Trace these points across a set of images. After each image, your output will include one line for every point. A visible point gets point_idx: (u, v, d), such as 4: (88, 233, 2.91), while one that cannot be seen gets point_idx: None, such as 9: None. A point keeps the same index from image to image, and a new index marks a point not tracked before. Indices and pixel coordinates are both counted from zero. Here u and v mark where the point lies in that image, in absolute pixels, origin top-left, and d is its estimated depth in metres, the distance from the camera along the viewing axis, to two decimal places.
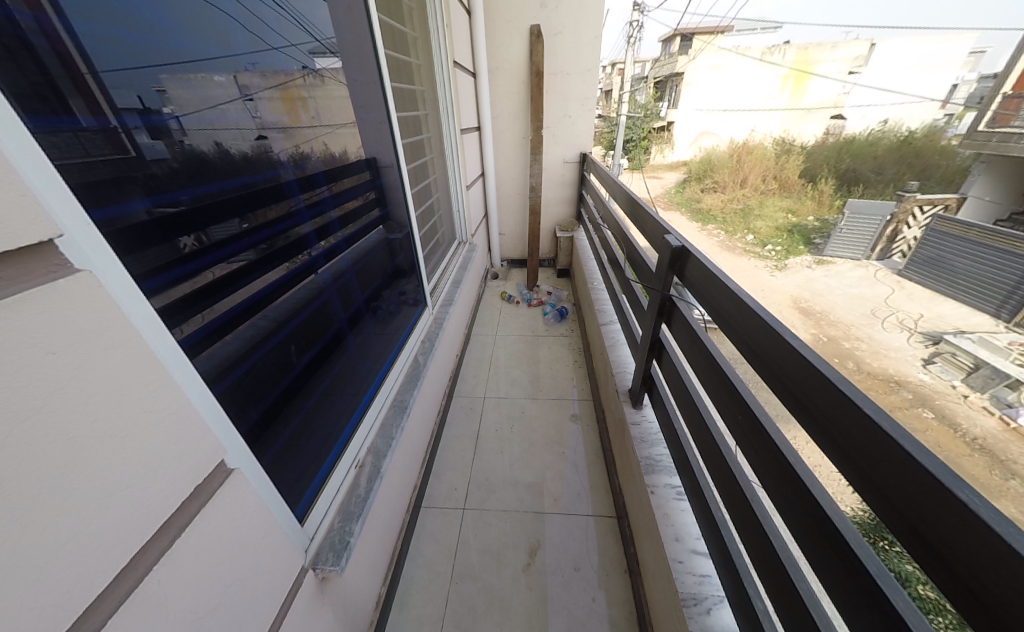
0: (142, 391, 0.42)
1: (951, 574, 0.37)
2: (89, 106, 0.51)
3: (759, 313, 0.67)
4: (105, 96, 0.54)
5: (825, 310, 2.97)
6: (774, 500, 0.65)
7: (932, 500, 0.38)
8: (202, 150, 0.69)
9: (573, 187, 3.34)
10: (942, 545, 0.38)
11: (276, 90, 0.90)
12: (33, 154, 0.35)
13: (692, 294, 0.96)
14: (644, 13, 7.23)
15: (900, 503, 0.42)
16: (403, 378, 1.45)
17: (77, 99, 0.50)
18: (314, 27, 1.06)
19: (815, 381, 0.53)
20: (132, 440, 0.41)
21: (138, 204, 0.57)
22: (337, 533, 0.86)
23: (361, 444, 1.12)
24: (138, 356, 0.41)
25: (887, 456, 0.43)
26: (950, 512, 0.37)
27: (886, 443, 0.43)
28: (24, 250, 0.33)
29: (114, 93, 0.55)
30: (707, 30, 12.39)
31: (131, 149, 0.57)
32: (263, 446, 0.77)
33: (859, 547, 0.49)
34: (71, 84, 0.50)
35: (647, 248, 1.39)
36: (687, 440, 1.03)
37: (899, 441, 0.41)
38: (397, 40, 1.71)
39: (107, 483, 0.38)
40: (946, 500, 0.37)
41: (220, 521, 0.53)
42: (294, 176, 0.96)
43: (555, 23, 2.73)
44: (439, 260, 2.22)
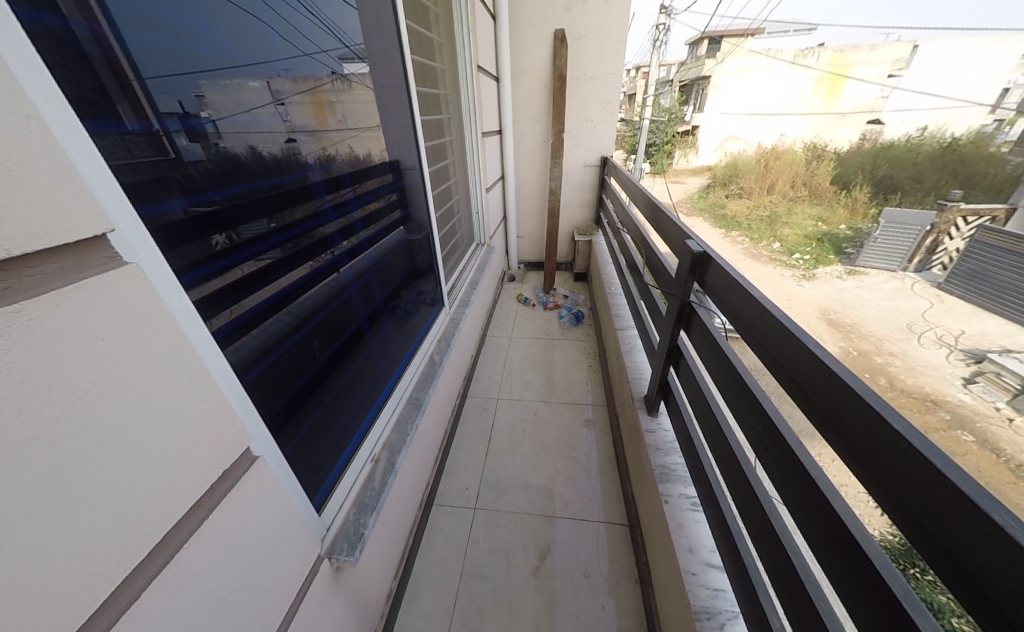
0: (179, 379, 0.44)
1: (986, 603, 0.35)
2: (135, 111, 0.55)
3: (784, 322, 0.65)
4: (149, 101, 0.57)
5: (856, 322, 2.84)
6: (796, 515, 0.62)
7: (968, 524, 0.36)
8: (236, 151, 0.73)
9: (593, 191, 3.32)
10: (977, 572, 0.36)
11: (307, 95, 0.94)
12: (89, 154, 0.37)
13: (713, 301, 0.94)
14: (670, 16, 7.13)
15: (932, 525, 0.40)
16: (419, 376, 1.47)
17: (125, 104, 0.54)
18: (343, 33, 1.10)
19: (841, 394, 0.51)
20: (168, 425, 0.43)
21: (177, 202, 0.60)
22: (352, 525, 0.88)
23: (377, 438, 1.14)
24: (176, 345, 0.43)
25: (919, 474, 0.41)
26: (986, 538, 0.35)
27: (917, 461, 0.41)
28: (82, 243, 0.36)
29: (156, 99, 0.58)
30: (737, 33, 12.07)
31: (171, 151, 0.60)
32: (285, 436, 0.80)
33: (885, 569, 0.47)
34: (120, 90, 0.53)
35: (667, 253, 1.36)
36: (704, 450, 1.01)
37: (930, 460, 0.39)
38: (424, 45, 1.75)
39: (145, 463, 0.41)
40: (983, 524, 0.35)
41: (244, 505, 0.56)
42: (321, 177, 1.00)
43: (579, 27, 2.73)
44: (457, 261, 2.25)
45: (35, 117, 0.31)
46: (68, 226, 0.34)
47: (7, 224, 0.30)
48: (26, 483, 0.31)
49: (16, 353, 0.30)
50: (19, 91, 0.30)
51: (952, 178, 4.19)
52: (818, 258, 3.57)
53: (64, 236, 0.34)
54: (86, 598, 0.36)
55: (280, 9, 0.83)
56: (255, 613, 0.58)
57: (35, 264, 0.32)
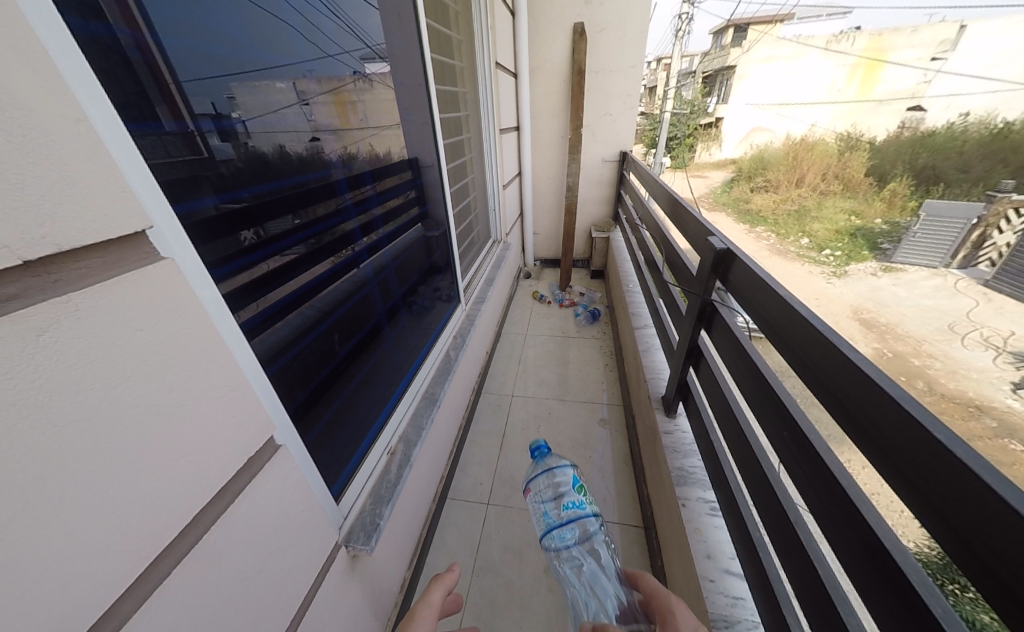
0: (209, 369, 0.46)
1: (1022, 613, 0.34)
2: (172, 112, 0.57)
3: (813, 319, 0.62)
4: (185, 103, 0.60)
5: (891, 324, 2.81)
6: (822, 525, 0.60)
7: (1005, 527, 0.34)
8: (264, 150, 0.75)
9: (611, 187, 3.27)
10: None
11: (330, 95, 0.96)
12: (129, 154, 0.39)
13: (735, 299, 0.90)
14: (695, 5, 6.90)
15: (971, 536, 0.38)
16: (436, 371, 1.48)
17: (163, 107, 0.56)
18: (366, 33, 1.11)
19: (876, 398, 0.48)
20: (200, 410, 0.45)
21: (208, 200, 0.63)
22: (368, 515, 0.89)
23: (394, 431, 1.15)
24: (205, 338, 0.45)
25: (961, 485, 0.38)
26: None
27: (958, 472, 0.38)
28: (123, 239, 0.38)
29: (192, 101, 0.61)
30: (766, 18, 11.51)
31: (204, 150, 0.63)
32: (307, 426, 0.82)
33: (922, 584, 0.44)
34: (159, 93, 0.56)
35: (688, 250, 1.33)
36: (723, 452, 0.98)
37: (978, 472, 0.36)
38: (442, 42, 1.76)
39: (177, 449, 0.43)
40: None
41: (268, 490, 0.58)
42: (344, 175, 1.02)
43: (600, 21, 2.69)
44: (474, 257, 2.26)
45: (86, 120, 0.33)
46: (112, 223, 0.35)
47: (59, 221, 0.32)
48: (72, 460, 0.33)
49: (66, 340, 0.32)
50: (67, 91, 0.31)
51: (1004, 168, 3.88)
52: (850, 253, 3.35)
53: (108, 231, 0.35)
54: (119, 577, 0.37)
55: (304, 10, 0.85)
56: (273, 595, 0.59)
57: (85, 259, 0.34)
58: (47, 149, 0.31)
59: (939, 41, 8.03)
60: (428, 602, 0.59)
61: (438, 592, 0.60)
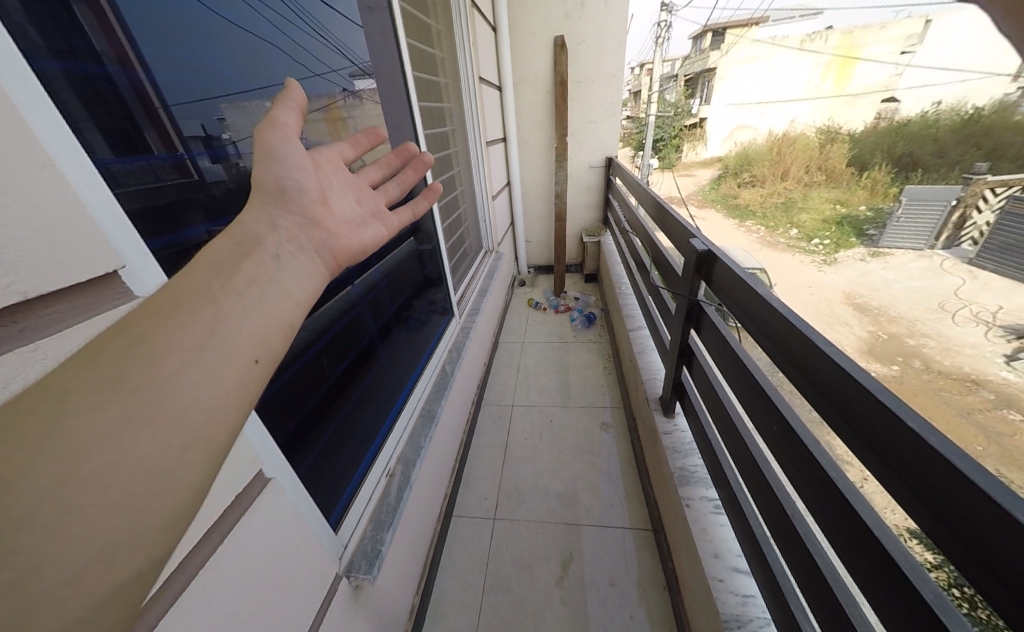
0: None
1: (990, 576, 0.35)
2: (161, 138, 0.59)
3: (792, 318, 0.63)
4: (175, 127, 0.61)
5: (884, 305, 3.26)
6: (819, 520, 0.60)
7: (973, 509, 0.36)
8: (253, 169, 0.77)
9: (599, 192, 3.30)
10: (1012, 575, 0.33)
11: (320, 113, 0.98)
12: (103, 196, 0.39)
13: (720, 299, 0.91)
14: (672, 12, 7.06)
15: (949, 519, 0.38)
16: (432, 387, 1.48)
17: (152, 132, 0.58)
18: (352, 52, 1.14)
19: (853, 391, 0.49)
20: None
21: (199, 226, 0.64)
22: (370, 542, 0.89)
23: (392, 452, 1.16)
24: None
25: (934, 473, 0.39)
26: (992, 521, 0.34)
27: (931, 459, 0.39)
28: (95, 282, 0.38)
29: (182, 124, 0.62)
30: (740, 21, 11.78)
31: (194, 174, 0.64)
32: (300, 457, 0.80)
33: (912, 570, 0.44)
34: (147, 118, 0.57)
35: (671, 249, 1.35)
36: (721, 449, 0.98)
37: (946, 456, 0.38)
38: (425, 60, 1.78)
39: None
40: (1006, 521, 0.33)
41: (258, 526, 0.58)
42: None
43: (579, 32, 2.74)
44: (466, 270, 2.28)
45: (51, 165, 0.34)
46: (80, 268, 0.36)
47: (22, 271, 0.32)
48: None
49: None
50: (33, 140, 0.33)
51: None
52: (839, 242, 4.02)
53: (75, 275, 0.35)
54: None
55: (289, 30, 0.87)
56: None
57: (53, 306, 0.34)
58: (15, 199, 0.31)
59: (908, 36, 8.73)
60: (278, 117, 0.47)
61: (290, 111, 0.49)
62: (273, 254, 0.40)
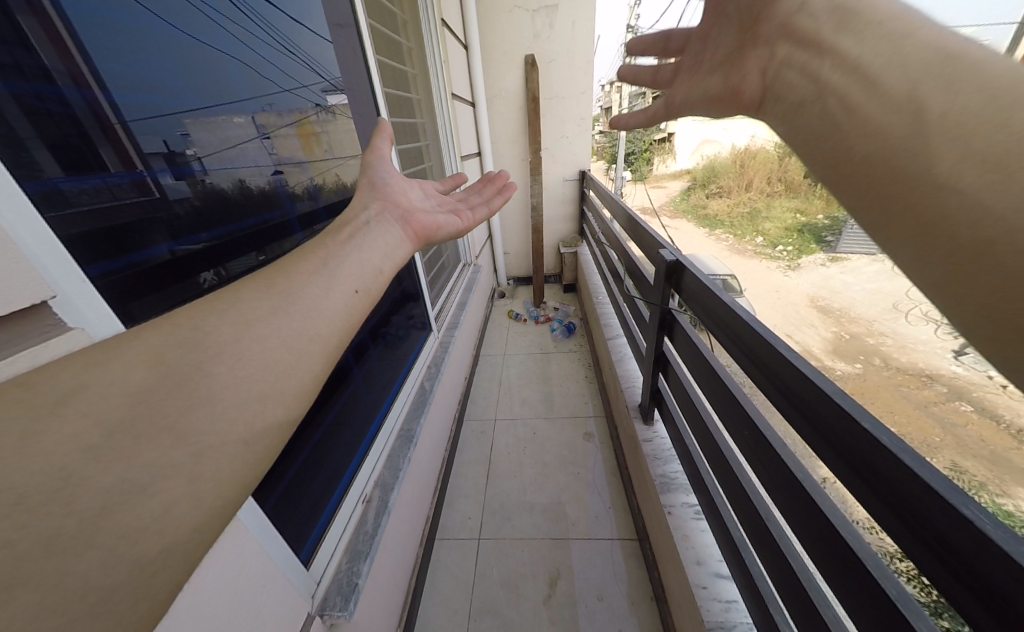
0: None
1: (943, 568, 0.37)
2: (118, 154, 0.56)
3: (756, 326, 0.65)
4: (134, 144, 0.58)
5: (844, 307, 3.60)
6: (792, 524, 0.61)
7: (921, 503, 0.37)
8: (222, 186, 0.74)
9: (574, 204, 3.38)
10: (960, 562, 0.35)
11: (293, 128, 0.98)
12: (32, 222, 0.37)
13: (690, 307, 0.94)
14: (638, 33, 7.39)
15: (908, 514, 0.39)
16: (410, 405, 1.44)
17: (108, 148, 0.54)
18: (322, 68, 1.12)
19: (813, 393, 0.51)
20: None
21: (162, 245, 0.61)
22: (345, 575, 0.87)
23: (367, 478, 1.11)
24: None
25: (889, 472, 0.40)
26: (938, 514, 0.36)
27: (885, 457, 0.41)
28: (19, 313, 0.35)
29: (141, 141, 0.59)
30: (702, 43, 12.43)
31: (156, 192, 0.61)
32: (264, 492, 0.75)
33: (875, 567, 0.46)
34: (103, 134, 0.54)
35: (644, 259, 1.39)
36: (698, 455, 1.00)
37: (900, 455, 0.39)
38: (397, 76, 1.79)
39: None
40: (955, 518, 0.34)
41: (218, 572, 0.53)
42: (296, 214, 0.96)
43: (549, 52, 2.83)
44: (444, 283, 2.26)
45: None
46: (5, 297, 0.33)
47: None
48: None
49: None
50: None
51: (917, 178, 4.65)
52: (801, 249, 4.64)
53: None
54: None
55: (256, 45, 0.85)
56: None
57: None
58: None
59: None
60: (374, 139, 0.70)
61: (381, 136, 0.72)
62: (366, 223, 0.59)
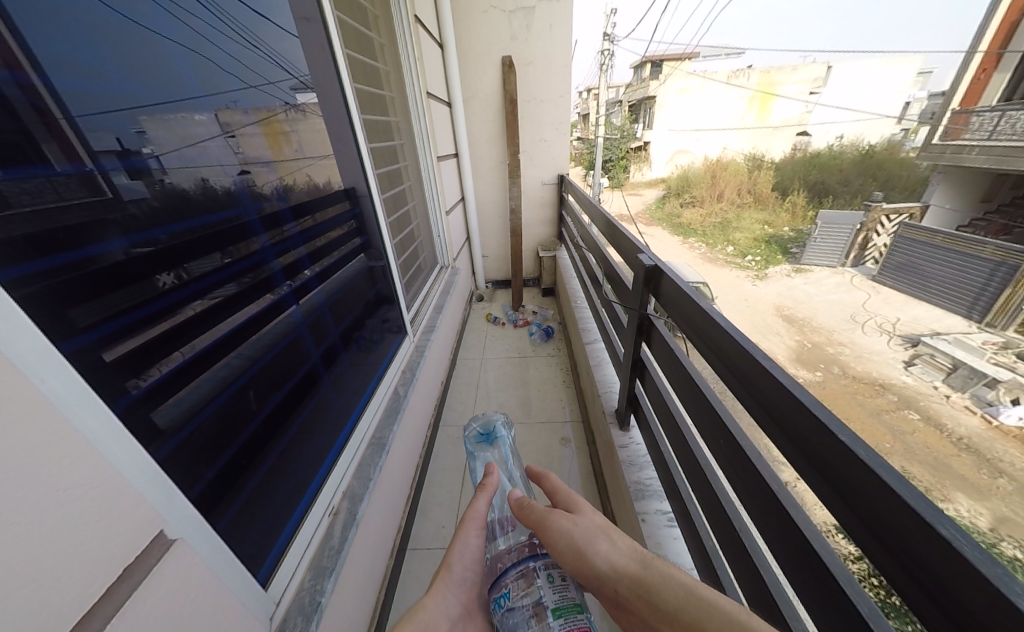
0: (47, 461, 0.39)
1: (916, 588, 0.38)
2: (64, 150, 0.52)
3: (734, 337, 0.66)
4: (82, 140, 0.53)
5: (807, 318, 4.56)
6: (765, 534, 0.62)
7: (897, 519, 0.38)
8: (183, 186, 0.69)
9: (552, 208, 3.40)
10: (937, 585, 0.36)
11: (259, 125, 0.92)
12: None
13: (668, 313, 0.95)
14: (614, 41, 7.56)
15: (881, 532, 0.41)
16: (384, 411, 1.39)
17: (52, 143, 0.50)
18: (290, 64, 1.08)
19: (791, 404, 0.52)
20: (40, 521, 0.37)
21: (115, 243, 0.57)
22: (307, 594, 0.82)
23: (336, 488, 1.06)
24: (39, 427, 0.39)
25: (869, 488, 0.41)
26: (917, 535, 0.37)
27: (864, 472, 0.42)
28: None
29: (90, 137, 0.54)
30: (675, 55, 12.86)
31: (107, 190, 0.57)
32: (220, 509, 0.70)
33: (847, 584, 0.47)
34: (45, 128, 0.50)
35: (623, 265, 1.41)
36: (673, 462, 1.01)
37: (875, 470, 0.40)
38: (369, 74, 1.74)
39: (61, 581, 0.39)
40: (934, 538, 0.35)
41: (161, 596, 0.49)
42: (258, 215, 0.90)
43: (526, 54, 2.84)
44: (421, 285, 2.22)
45: None
46: None
47: None
48: None
49: None
50: None
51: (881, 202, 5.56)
52: (765, 260, 5.92)
53: None
54: None
55: (215, 38, 0.80)
56: None
57: None
58: None
59: (813, 78, 10.65)
60: (474, 511, 0.65)
61: (482, 502, 0.68)
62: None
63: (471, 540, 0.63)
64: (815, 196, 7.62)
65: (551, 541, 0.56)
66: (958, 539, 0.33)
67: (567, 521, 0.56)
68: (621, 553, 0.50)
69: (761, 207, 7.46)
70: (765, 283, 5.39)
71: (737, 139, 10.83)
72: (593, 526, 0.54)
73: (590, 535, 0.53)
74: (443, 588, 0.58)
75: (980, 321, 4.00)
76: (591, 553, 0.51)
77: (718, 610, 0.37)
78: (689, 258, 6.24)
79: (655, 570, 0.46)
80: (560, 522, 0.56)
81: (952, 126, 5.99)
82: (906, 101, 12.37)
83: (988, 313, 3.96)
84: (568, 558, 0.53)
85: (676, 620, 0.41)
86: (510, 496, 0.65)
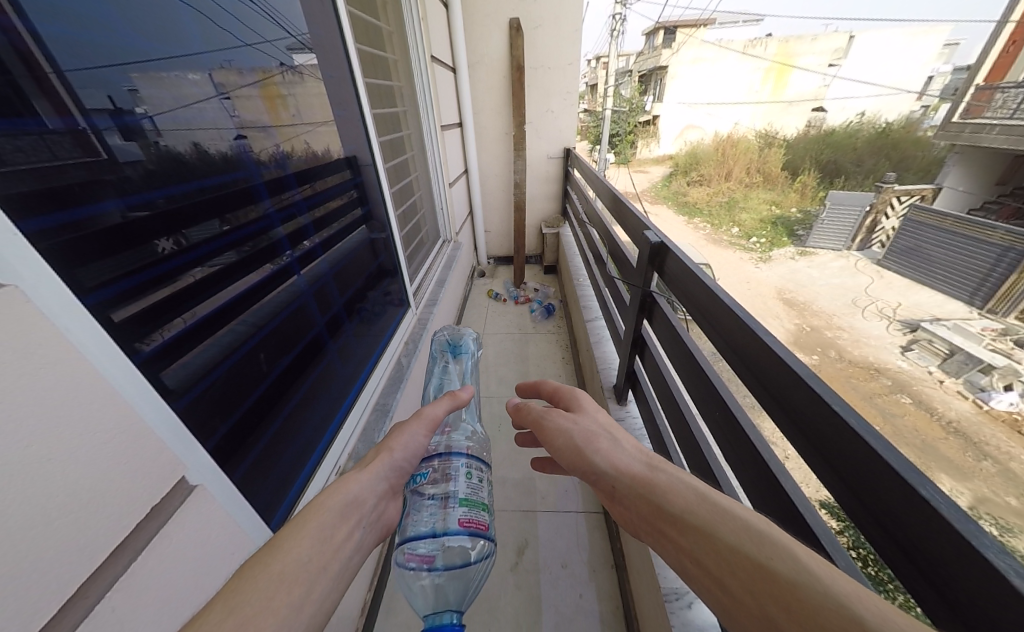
0: (76, 411, 0.40)
1: (908, 563, 0.39)
2: (55, 106, 0.50)
3: (736, 314, 0.66)
4: (71, 97, 0.52)
5: (808, 302, 4.57)
6: (755, 500, 0.66)
7: (884, 485, 0.40)
8: (179, 149, 0.68)
9: (557, 183, 3.33)
10: (918, 548, 0.38)
11: (256, 88, 0.89)
12: None
13: (671, 290, 0.96)
14: (626, 6, 7.18)
15: (865, 496, 0.43)
16: (386, 380, 1.42)
17: (43, 98, 0.49)
18: (290, 22, 1.03)
19: (788, 379, 0.54)
20: (72, 466, 0.39)
21: (111, 204, 0.57)
22: None
23: (341, 450, 1.10)
24: (70, 379, 0.40)
25: (857, 453, 0.43)
26: (902, 500, 0.38)
27: (854, 440, 0.43)
28: None
29: (81, 94, 0.53)
30: (690, 21, 12.21)
31: (101, 151, 0.55)
32: (233, 463, 0.73)
33: (827, 540, 0.50)
34: (35, 83, 0.48)
35: (628, 243, 1.39)
36: (669, 435, 1.05)
37: (866, 439, 0.42)
38: (371, 34, 1.66)
39: (93, 519, 0.41)
40: (915, 501, 0.37)
41: (183, 538, 0.53)
42: (261, 179, 0.89)
43: (534, 17, 2.70)
44: (423, 259, 2.21)
45: None
46: None
47: None
48: None
49: None
50: None
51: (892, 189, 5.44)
52: (770, 242, 5.86)
53: None
54: None
55: None
56: None
57: None
58: None
59: (834, 49, 10.18)
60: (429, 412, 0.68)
61: (439, 407, 0.70)
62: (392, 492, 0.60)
63: (418, 435, 0.66)
64: (827, 176, 7.42)
65: (551, 437, 0.60)
66: (940, 502, 0.35)
67: (565, 419, 0.60)
68: (622, 455, 0.52)
69: (770, 186, 7.27)
70: (768, 266, 5.36)
71: (751, 114, 10.48)
72: (595, 428, 0.57)
73: (588, 433, 0.56)
74: (379, 466, 0.59)
75: (981, 308, 3.89)
76: (581, 441, 0.55)
77: (736, 519, 0.38)
78: (695, 238, 6.18)
79: (663, 474, 0.47)
80: (560, 421, 0.60)
81: (975, 101, 5.80)
82: (929, 74, 11.86)
83: (990, 301, 3.84)
84: (566, 452, 0.57)
85: (680, 519, 0.41)
86: (510, 402, 0.70)
